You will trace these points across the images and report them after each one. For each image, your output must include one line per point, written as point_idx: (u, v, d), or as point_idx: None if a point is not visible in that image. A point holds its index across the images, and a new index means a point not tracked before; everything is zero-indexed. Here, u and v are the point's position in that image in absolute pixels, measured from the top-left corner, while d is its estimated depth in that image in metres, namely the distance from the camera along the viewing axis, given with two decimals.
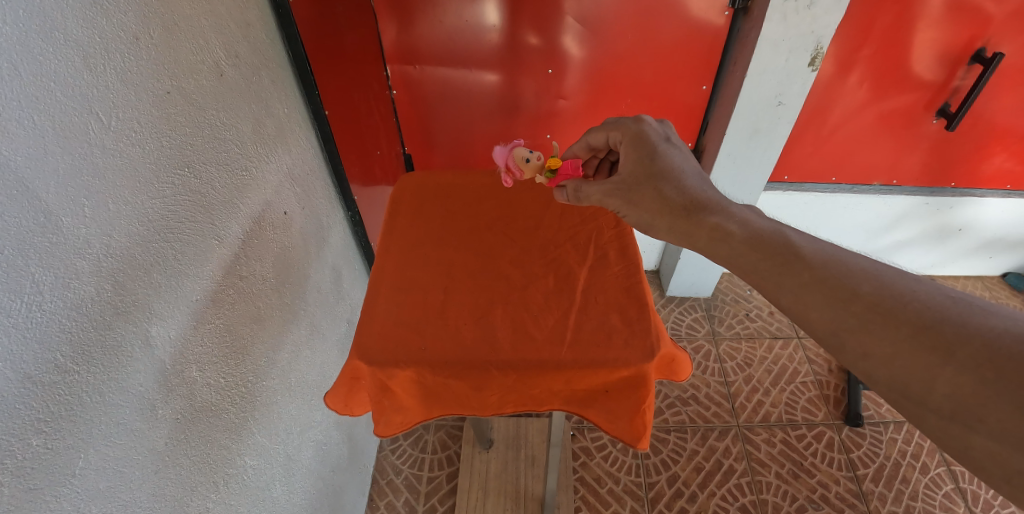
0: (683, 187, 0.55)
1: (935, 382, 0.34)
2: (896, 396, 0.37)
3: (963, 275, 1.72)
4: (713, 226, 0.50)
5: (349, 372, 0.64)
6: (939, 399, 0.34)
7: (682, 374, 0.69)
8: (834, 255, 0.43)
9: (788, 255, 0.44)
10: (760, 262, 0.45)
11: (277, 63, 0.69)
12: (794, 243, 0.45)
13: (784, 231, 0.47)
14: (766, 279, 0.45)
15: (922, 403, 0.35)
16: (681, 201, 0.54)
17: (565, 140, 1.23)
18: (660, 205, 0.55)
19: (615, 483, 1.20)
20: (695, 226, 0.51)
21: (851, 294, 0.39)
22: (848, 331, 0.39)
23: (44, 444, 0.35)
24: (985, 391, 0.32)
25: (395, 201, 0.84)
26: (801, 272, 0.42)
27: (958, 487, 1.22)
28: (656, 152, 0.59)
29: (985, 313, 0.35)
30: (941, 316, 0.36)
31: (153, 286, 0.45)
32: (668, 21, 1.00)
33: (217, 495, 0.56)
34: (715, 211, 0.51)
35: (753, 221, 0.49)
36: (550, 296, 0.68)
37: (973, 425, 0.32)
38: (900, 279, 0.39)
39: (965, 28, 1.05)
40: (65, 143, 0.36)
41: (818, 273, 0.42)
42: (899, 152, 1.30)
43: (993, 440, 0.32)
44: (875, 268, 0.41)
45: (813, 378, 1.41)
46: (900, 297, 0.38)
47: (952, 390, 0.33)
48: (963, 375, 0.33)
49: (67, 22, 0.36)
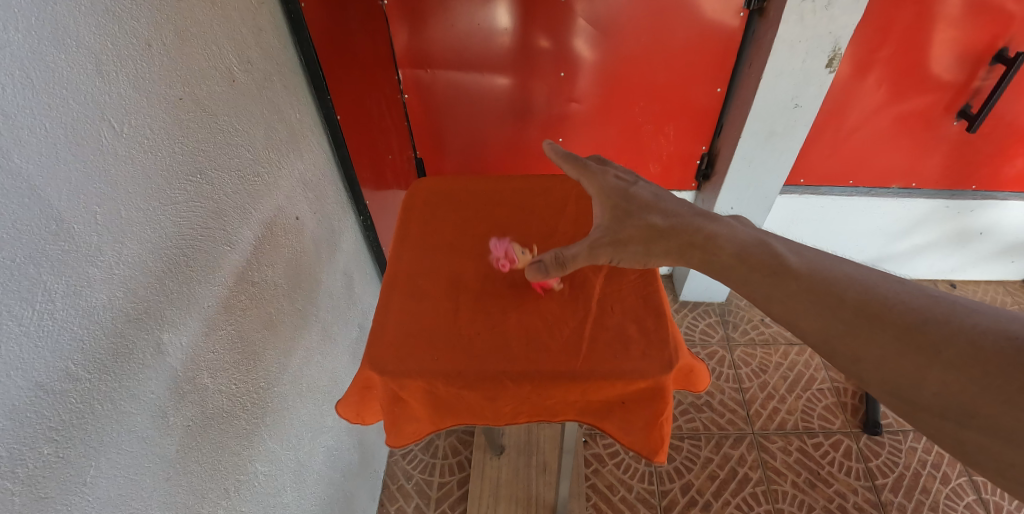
0: (669, 213, 0.54)
1: (923, 380, 0.33)
2: (890, 397, 0.35)
3: (983, 280, 1.67)
4: (704, 240, 0.49)
5: (361, 382, 0.63)
6: (929, 397, 0.32)
7: (701, 385, 0.67)
8: (823, 264, 0.42)
9: (776, 265, 0.43)
10: (751, 273, 0.45)
11: (289, 67, 0.68)
12: (782, 255, 0.44)
13: (770, 242, 0.46)
14: (760, 292, 0.43)
15: (912, 402, 0.33)
16: (666, 225, 0.53)
17: (575, 144, 1.22)
18: (650, 236, 0.53)
19: (627, 491, 1.18)
20: (684, 242, 0.50)
21: (838, 301, 0.38)
22: (838, 338, 0.37)
23: (55, 453, 0.34)
24: (973, 388, 0.30)
25: (405, 207, 0.83)
26: (789, 281, 0.42)
27: (980, 498, 1.18)
28: (627, 191, 0.58)
29: (970, 311, 0.34)
30: (926, 316, 0.34)
31: (165, 293, 0.45)
32: (683, 22, 0.99)
33: (228, 503, 0.55)
34: (709, 223, 0.51)
35: (740, 233, 0.48)
36: (565, 304, 0.67)
37: (965, 421, 0.31)
38: (882, 282, 0.39)
39: (987, 28, 1.02)
40: (77, 150, 0.35)
41: (805, 282, 0.41)
42: (918, 153, 1.26)
43: (983, 434, 0.30)
44: (862, 274, 0.40)
45: (830, 385, 1.38)
46: (885, 299, 0.37)
47: (942, 388, 0.32)
48: (951, 372, 0.32)
49: (79, 29, 0.35)
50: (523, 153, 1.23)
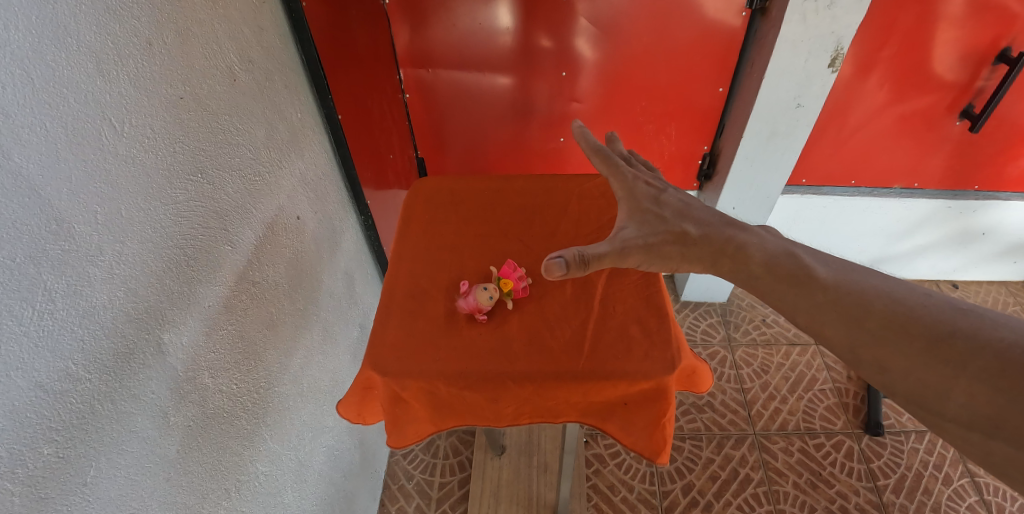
0: (701, 222, 0.53)
1: (950, 392, 0.33)
2: (915, 408, 0.35)
3: (985, 281, 1.67)
4: (735, 249, 0.49)
5: (362, 382, 0.63)
6: (956, 408, 0.32)
7: (703, 386, 0.67)
8: (850, 275, 0.42)
9: (802, 275, 0.43)
10: (777, 283, 0.45)
11: (290, 66, 0.68)
12: (808, 264, 0.44)
13: (797, 252, 0.46)
14: (784, 301, 0.44)
15: (939, 413, 0.33)
16: (699, 233, 0.52)
17: (577, 144, 1.21)
18: (684, 243, 0.52)
19: (629, 492, 1.18)
20: (715, 249, 0.50)
21: (865, 312, 0.39)
22: (864, 347, 0.38)
23: (56, 453, 0.34)
24: (1000, 400, 0.30)
25: (407, 207, 0.83)
26: (815, 291, 0.42)
27: (982, 499, 1.18)
28: (657, 199, 0.57)
29: (997, 324, 0.33)
30: (953, 328, 0.34)
31: (166, 293, 0.44)
32: (685, 21, 0.99)
33: (228, 503, 0.55)
34: (740, 232, 0.50)
35: (768, 241, 0.48)
36: (567, 305, 0.67)
37: (995, 432, 0.31)
38: (910, 294, 0.39)
39: (990, 27, 1.02)
40: (78, 150, 0.35)
41: (831, 293, 0.41)
42: (920, 153, 1.26)
43: (1012, 445, 0.30)
44: (889, 285, 0.40)
45: (831, 386, 1.38)
46: (913, 311, 0.37)
47: (969, 400, 0.32)
48: (979, 383, 0.32)
49: (80, 28, 0.35)
50: (525, 153, 1.23)
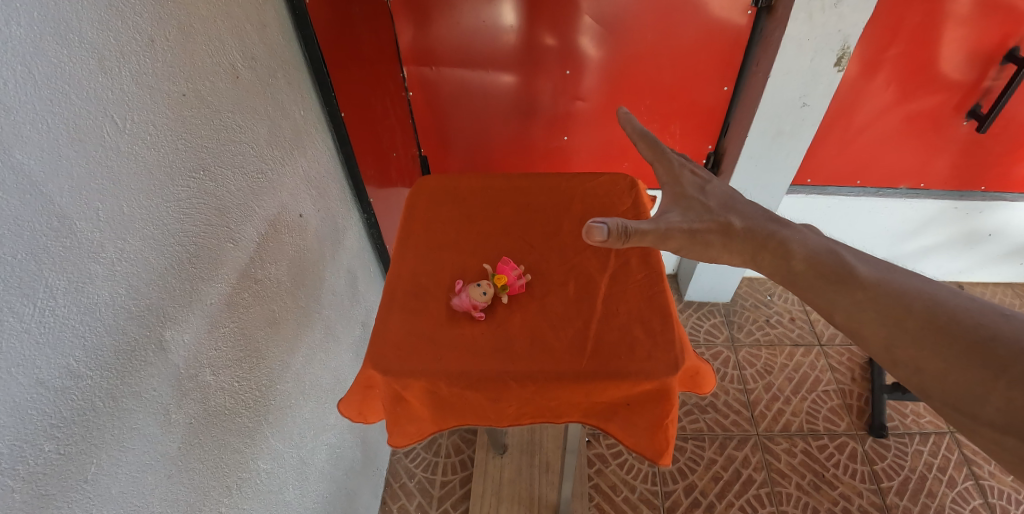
0: (747, 215, 0.52)
1: (987, 396, 0.33)
2: (949, 412, 0.35)
3: (991, 281, 1.66)
4: (777, 244, 0.48)
5: (363, 381, 0.62)
6: (992, 412, 0.33)
7: (706, 387, 0.66)
8: (890, 277, 0.42)
9: (843, 273, 0.44)
10: (816, 279, 0.45)
11: (293, 64, 0.68)
12: (850, 263, 0.44)
13: (840, 251, 0.46)
14: (821, 296, 0.44)
15: (973, 416, 0.33)
16: (743, 226, 0.51)
17: (580, 142, 1.21)
18: (726, 234, 0.51)
19: (631, 492, 1.17)
20: (757, 242, 0.50)
21: (905, 312, 0.39)
22: (901, 347, 0.38)
23: (56, 449, 0.34)
24: None
25: (410, 204, 0.83)
26: (855, 290, 0.42)
27: (987, 502, 1.17)
28: (703, 189, 0.57)
29: None
30: (994, 333, 0.34)
31: (168, 291, 0.44)
32: (689, 20, 0.98)
33: (229, 500, 0.55)
34: (783, 229, 0.50)
35: (812, 240, 0.48)
36: (569, 304, 0.67)
37: None
38: (953, 297, 0.38)
39: (999, 27, 1.00)
40: (79, 146, 0.35)
41: (871, 292, 0.41)
42: (928, 153, 1.25)
43: None
44: (931, 288, 0.40)
45: (835, 387, 1.37)
46: (954, 314, 0.37)
47: (1007, 404, 0.32)
48: (1017, 389, 0.32)
49: (82, 24, 0.35)
50: (528, 152, 1.23)
